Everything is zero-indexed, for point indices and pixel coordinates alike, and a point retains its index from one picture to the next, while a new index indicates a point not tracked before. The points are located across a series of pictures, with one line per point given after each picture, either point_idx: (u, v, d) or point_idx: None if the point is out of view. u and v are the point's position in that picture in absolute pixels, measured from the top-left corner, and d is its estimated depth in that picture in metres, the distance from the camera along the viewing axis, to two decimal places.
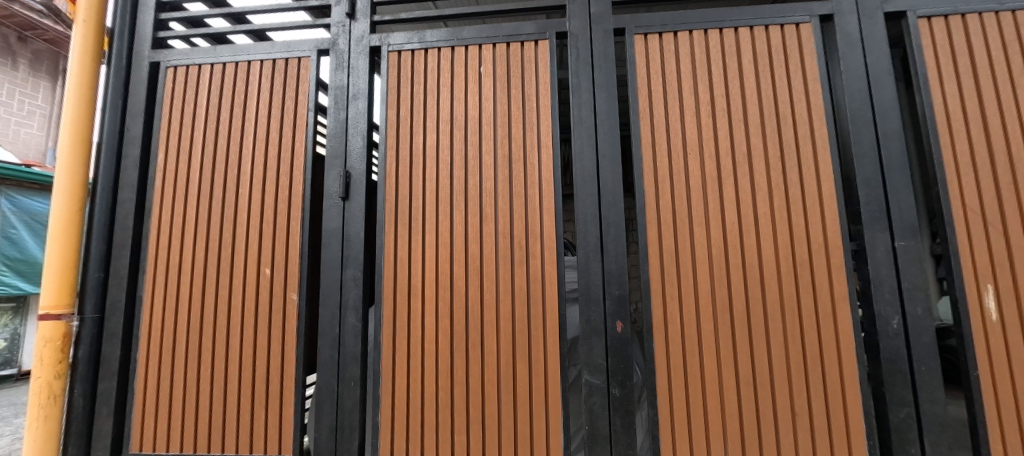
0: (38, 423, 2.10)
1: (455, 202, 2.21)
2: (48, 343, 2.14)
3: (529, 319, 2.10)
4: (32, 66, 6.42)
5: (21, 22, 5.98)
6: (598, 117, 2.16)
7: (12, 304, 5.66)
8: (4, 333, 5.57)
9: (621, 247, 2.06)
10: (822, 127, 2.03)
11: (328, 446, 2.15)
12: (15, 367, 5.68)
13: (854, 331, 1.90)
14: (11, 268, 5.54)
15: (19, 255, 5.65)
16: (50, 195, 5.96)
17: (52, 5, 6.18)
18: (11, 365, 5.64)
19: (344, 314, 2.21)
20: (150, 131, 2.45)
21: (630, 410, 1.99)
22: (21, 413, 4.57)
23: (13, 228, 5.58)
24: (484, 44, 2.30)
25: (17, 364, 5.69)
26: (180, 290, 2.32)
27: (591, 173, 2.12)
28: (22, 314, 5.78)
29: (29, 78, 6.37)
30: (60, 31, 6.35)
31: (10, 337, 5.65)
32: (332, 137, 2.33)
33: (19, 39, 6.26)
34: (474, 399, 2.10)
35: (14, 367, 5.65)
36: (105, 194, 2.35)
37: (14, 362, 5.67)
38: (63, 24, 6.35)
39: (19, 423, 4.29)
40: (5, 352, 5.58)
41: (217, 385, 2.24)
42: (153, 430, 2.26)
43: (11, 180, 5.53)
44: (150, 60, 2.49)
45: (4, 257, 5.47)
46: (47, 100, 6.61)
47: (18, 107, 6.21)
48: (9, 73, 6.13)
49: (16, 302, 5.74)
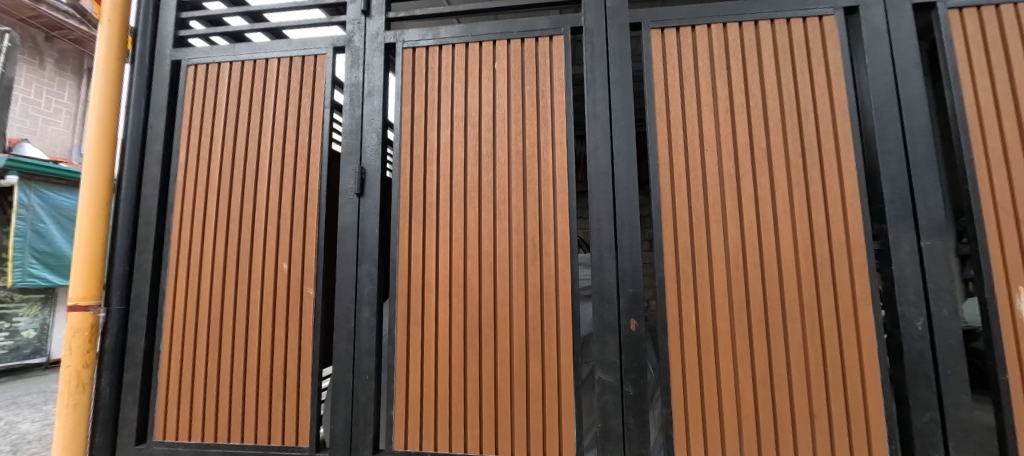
0: (68, 411, 2.19)
1: (470, 198, 2.22)
2: (77, 334, 2.21)
3: (542, 315, 2.10)
4: (59, 66, 6.85)
5: (47, 22, 6.38)
6: (613, 113, 2.13)
7: (41, 296, 6.03)
8: (34, 324, 5.90)
9: (636, 245, 2.04)
10: (846, 122, 1.97)
11: (344, 438, 2.18)
12: (44, 356, 5.99)
13: (877, 331, 1.85)
14: (41, 261, 5.83)
15: (48, 249, 5.92)
16: (75, 191, 6.21)
17: (79, 6, 6.53)
18: (39, 355, 5.95)
19: (359, 309, 2.24)
20: (172, 128, 2.50)
21: (643, 409, 1.97)
22: (48, 401, 4.87)
23: (42, 222, 5.86)
24: (498, 39, 2.28)
25: (46, 353, 6.04)
26: (201, 284, 2.37)
27: (606, 170, 2.09)
28: (50, 305, 6.14)
29: (55, 77, 6.79)
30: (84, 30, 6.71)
31: (39, 327, 5.96)
32: (347, 134, 2.35)
33: (44, 38, 6.66)
34: (487, 394, 2.11)
35: (44, 357, 5.99)
36: (130, 189, 2.42)
37: (44, 352, 6.00)
38: (89, 24, 6.75)
39: (47, 410, 4.58)
40: (36, 341, 5.91)
41: (236, 376, 2.29)
42: (176, 419, 2.32)
43: (38, 176, 5.76)
44: (172, 59, 2.54)
45: (34, 250, 5.76)
46: (72, 98, 7.02)
47: (45, 105, 6.63)
48: (36, 72, 6.53)
49: (44, 294, 6.11)
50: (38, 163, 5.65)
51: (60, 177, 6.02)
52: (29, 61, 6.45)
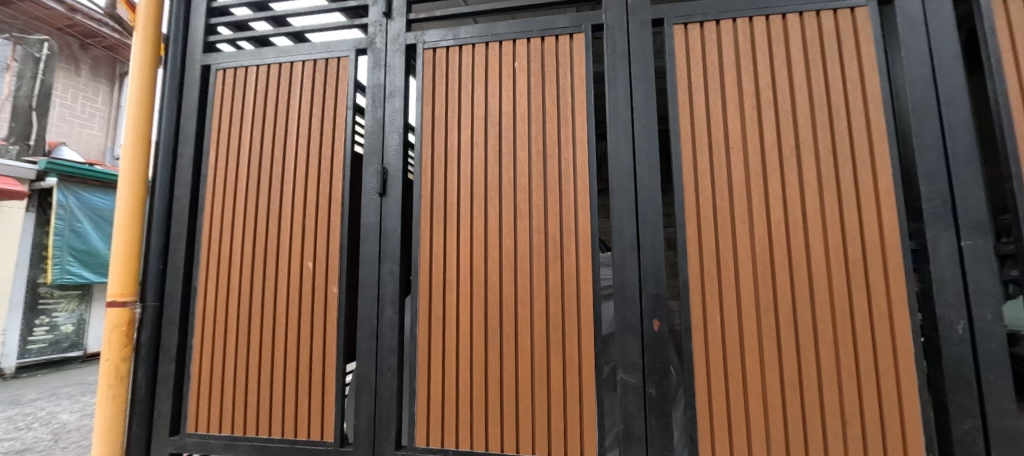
0: (108, 402, 2.30)
1: (490, 197, 2.22)
2: (115, 328, 2.32)
3: (563, 315, 2.09)
4: (92, 72, 7.62)
5: (82, 30, 7.12)
6: (635, 111, 2.10)
7: (77, 292, 7.07)
8: (73, 318, 7.02)
9: (658, 244, 2.00)
10: (879, 117, 1.90)
11: (367, 435, 2.21)
12: (82, 349, 7.18)
13: (913, 334, 1.77)
14: (79, 259, 6.86)
15: (85, 247, 6.95)
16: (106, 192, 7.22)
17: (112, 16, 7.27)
18: (78, 348, 7.14)
19: (381, 307, 2.27)
20: (202, 130, 2.58)
21: (666, 410, 1.94)
22: (88, 395, 5.51)
23: (78, 222, 6.88)
24: (518, 38, 2.28)
25: (83, 346, 7.19)
26: (230, 281, 2.44)
27: (628, 168, 2.07)
28: (86, 300, 7.23)
29: (90, 83, 7.57)
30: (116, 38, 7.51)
31: (76, 321, 7.08)
32: (370, 135, 2.38)
33: (81, 46, 7.40)
34: (508, 392, 2.11)
35: (81, 350, 7.17)
36: (163, 189, 2.50)
37: (81, 345, 7.17)
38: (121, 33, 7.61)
39: (87, 404, 5.19)
40: (73, 335, 7.04)
41: (263, 372, 2.35)
42: (207, 412, 2.39)
43: (74, 178, 6.78)
44: (202, 63, 2.62)
45: (72, 249, 6.76)
46: (106, 103, 7.85)
47: (81, 109, 7.44)
48: (71, 78, 7.29)
49: (82, 290, 7.17)
50: (70, 165, 6.61)
51: (95, 179, 7.01)
52: (64, 66, 7.19)
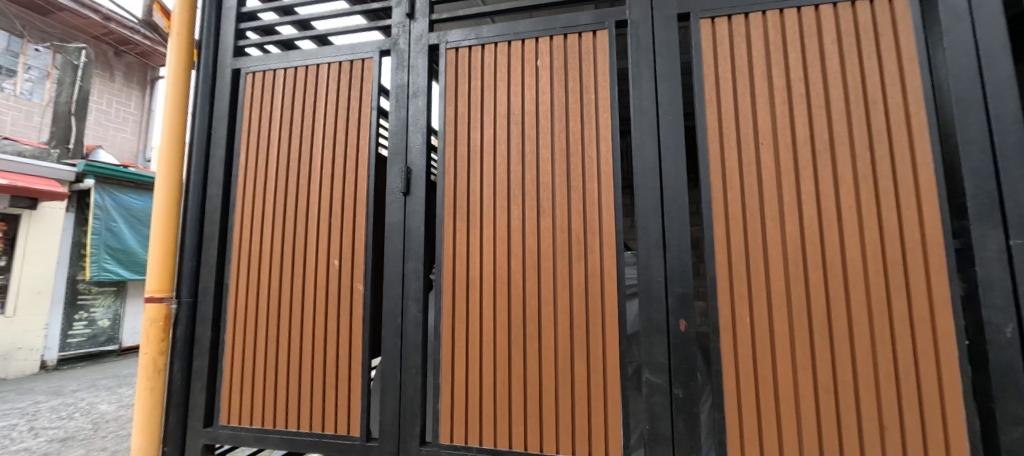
0: (146, 394, 2.41)
1: (512, 195, 2.22)
2: (153, 324, 2.42)
3: (587, 314, 2.07)
4: (125, 79, 8.95)
5: (116, 38, 8.42)
6: (660, 108, 2.06)
7: (113, 289, 7.46)
8: (108, 313, 7.42)
9: (685, 243, 1.96)
10: (920, 110, 1.82)
11: (393, 430, 2.24)
12: (116, 344, 7.57)
13: (957, 337, 1.70)
14: (114, 257, 7.18)
15: (120, 246, 7.27)
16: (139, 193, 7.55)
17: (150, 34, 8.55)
18: (114, 342, 7.53)
19: (406, 305, 2.29)
20: (233, 132, 2.65)
21: (694, 412, 1.90)
22: (122, 385, 5.89)
23: (114, 221, 7.20)
24: (541, 36, 2.26)
25: (117, 341, 7.58)
26: (260, 278, 2.51)
27: (653, 165, 2.03)
28: (121, 296, 7.60)
29: (122, 89, 8.86)
30: (147, 46, 8.72)
31: (112, 317, 7.47)
32: (394, 135, 2.41)
33: (113, 53, 8.69)
34: (532, 391, 2.11)
35: (115, 344, 7.55)
36: (196, 189, 2.58)
37: (116, 340, 7.56)
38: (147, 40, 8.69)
39: (123, 393, 5.55)
40: (108, 330, 7.44)
41: (291, 366, 2.41)
42: (239, 406, 2.46)
43: (112, 179, 7.14)
44: (232, 67, 2.69)
45: (109, 248, 7.09)
46: (138, 107, 9.12)
47: (114, 114, 8.65)
48: (107, 85, 8.58)
49: (117, 287, 7.54)
50: (108, 168, 6.94)
51: (128, 180, 7.31)
52: (100, 75, 8.49)
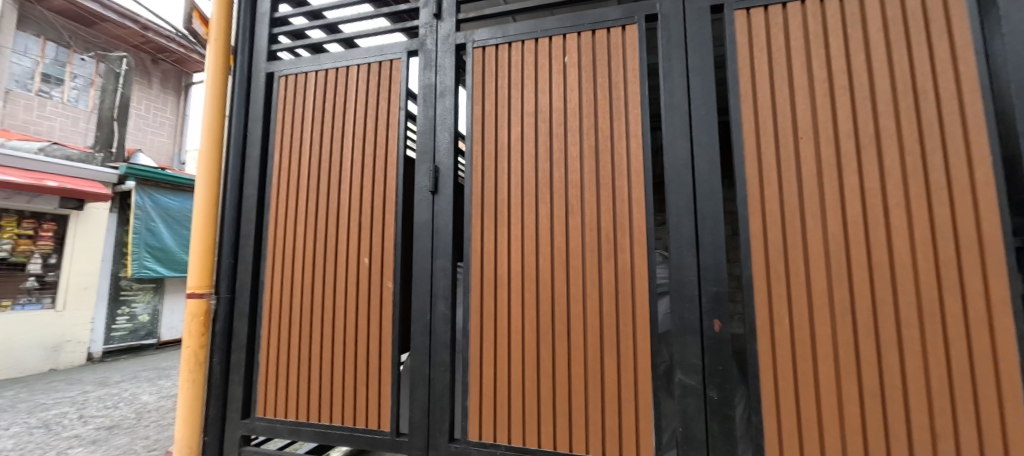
0: (189, 385, 2.50)
1: (541, 193, 2.21)
2: (194, 318, 2.53)
3: (618, 314, 2.04)
4: (162, 84, 9.32)
5: (154, 46, 8.77)
6: (693, 103, 2.02)
7: (152, 285, 7.77)
8: (148, 308, 7.74)
9: (719, 241, 1.91)
10: (975, 100, 1.72)
11: (422, 426, 2.27)
12: (155, 338, 7.87)
13: (1018, 341, 1.60)
14: (152, 255, 7.51)
15: (158, 244, 7.59)
16: (176, 194, 7.85)
17: (182, 41, 8.90)
18: (152, 336, 7.84)
19: (434, 302, 2.32)
20: (267, 133, 2.72)
21: (729, 415, 1.86)
22: (162, 377, 6.15)
23: (152, 221, 7.51)
24: (569, 33, 2.25)
25: (157, 335, 7.89)
26: (294, 276, 2.57)
27: (685, 162, 1.99)
28: (159, 292, 7.92)
29: (159, 94, 9.24)
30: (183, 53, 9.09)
31: (152, 312, 7.80)
32: (422, 134, 2.43)
33: (151, 61, 9.09)
34: (562, 390, 2.10)
35: (155, 338, 7.85)
36: (233, 189, 2.67)
37: (155, 334, 7.87)
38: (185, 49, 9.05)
39: (162, 384, 5.80)
40: (148, 324, 7.76)
41: (324, 361, 2.46)
42: (274, 400, 2.53)
43: (150, 182, 7.41)
44: (266, 71, 2.76)
45: (147, 246, 7.42)
46: (174, 112, 9.50)
47: (152, 118, 9.06)
48: (145, 91, 8.98)
49: (156, 283, 7.85)
50: (148, 170, 7.24)
51: (167, 182, 7.61)
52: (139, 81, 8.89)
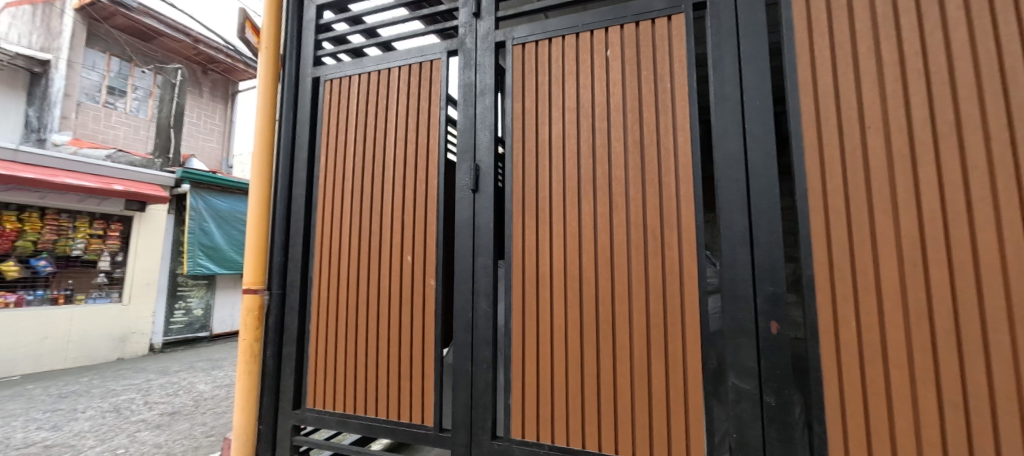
0: (245, 376, 2.62)
1: (583, 191, 2.17)
2: (249, 313, 2.65)
3: (666, 314, 1.98)
4: (212, 92, 9.82)
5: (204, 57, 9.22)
6: (746, 94, 1.92)
7: (203, 282, 8.23)
8: (201, 302, 8.22)
9: (776, 238, 1.82)
10: None
11: (465, 422, 2.29)
12: (207, 331, 8.36)
13: None
14: (206, 253, 7.97)
15: (210, 243, 8.03)
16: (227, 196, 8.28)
17: (229, 51, 9.33)
18: (205, 329, 8.33)
19: (476, 300, 2.33)
20: (314, 135, 2.80)
21: (788, 422, 1.77)
22: (216, 368, 6.50)
23: (205, 221, 7.95)
24: (611, 26, 2.19)
25: (208, 328, 8.38)
26: (340, 273, 2.64)
27: (737, 156, 1.91)
28: (211, 288, 8.39)
29: (209, 102, 9.74)
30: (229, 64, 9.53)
31: (204, 306, 8.30)
32: (462, 133, 2.44)
33: (202, 72, 9.58)
34: (606, 390, 2.05)
35: (207, 331, 8.34)
36: (283, 189, 2.78)
37: (207, 327, 8.36)
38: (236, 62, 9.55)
39: (216, 375, 6.12)
40: (202, 318, 8.25)
41: (369, 356, 2.52)
42: (323, 392, 2.61)
43: (203, 185, 7.81)
44: (313, 75, 2.84)
45: (200, 245, 7.87)
46: (222, 119, 10.01)
47: (203, 125, 9.56)
48: (196, 99, 9.46)
49: (207, 280, 8.32)
50: (201, 174, 7.62)
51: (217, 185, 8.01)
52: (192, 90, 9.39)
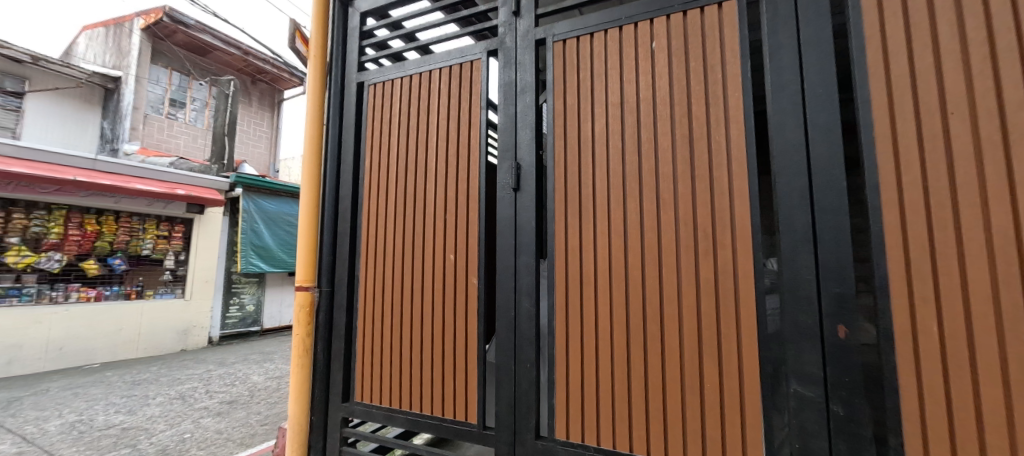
0: (297, 369, 2.74)
1: (629, 188, 2.10)
2: (301, 309, 2.79)
3: (719, 316, 1.88)
4: (261, 100, 10.30)
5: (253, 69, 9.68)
6: (807, 82, 1.80)
7: (254, 279, 8.61)
8: (252, 298, 8.62)
9: (843, 236, 1.70)
10: None
11: (508, 421, 2.28)
12: (258, 325, 8.75)
13: None
14: (258, 253, 8.36)
15: (261, 244, 8.43)
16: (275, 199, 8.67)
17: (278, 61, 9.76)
18: (256, 324, 8.72)
19: (519, 299, 2.30)
20: (359, 138, 2.87)
21: (859, 433, 1.64)
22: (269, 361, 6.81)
23: (256, 223, 8.35)
24: (657, 17, 2.11)
25: (259, 323, 8.77)
26: (385, 271, 2.69)
27: (798, 148, 1.79)
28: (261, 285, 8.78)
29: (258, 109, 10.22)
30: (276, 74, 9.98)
31: (255, 302, 8.69)
32: (503, 132, 2.42)
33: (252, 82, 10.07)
34: (654, 394, 1.98)
35: (258, 326, 8.73)
36: (331, 191, 2.85)
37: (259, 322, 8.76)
38: (284, 72, 9.99)
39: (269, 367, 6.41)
40: (253, 313, 8.66)
41: (414, 353, 2.55)
42: (370, 388, 2.66)
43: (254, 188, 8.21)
44: (357, 80, 2.90)
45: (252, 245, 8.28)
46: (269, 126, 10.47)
47: (252, 131, 10.04)
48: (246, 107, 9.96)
49: (258, 277, 8.70)
50: (252, 178, 8.00)
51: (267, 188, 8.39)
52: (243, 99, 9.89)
